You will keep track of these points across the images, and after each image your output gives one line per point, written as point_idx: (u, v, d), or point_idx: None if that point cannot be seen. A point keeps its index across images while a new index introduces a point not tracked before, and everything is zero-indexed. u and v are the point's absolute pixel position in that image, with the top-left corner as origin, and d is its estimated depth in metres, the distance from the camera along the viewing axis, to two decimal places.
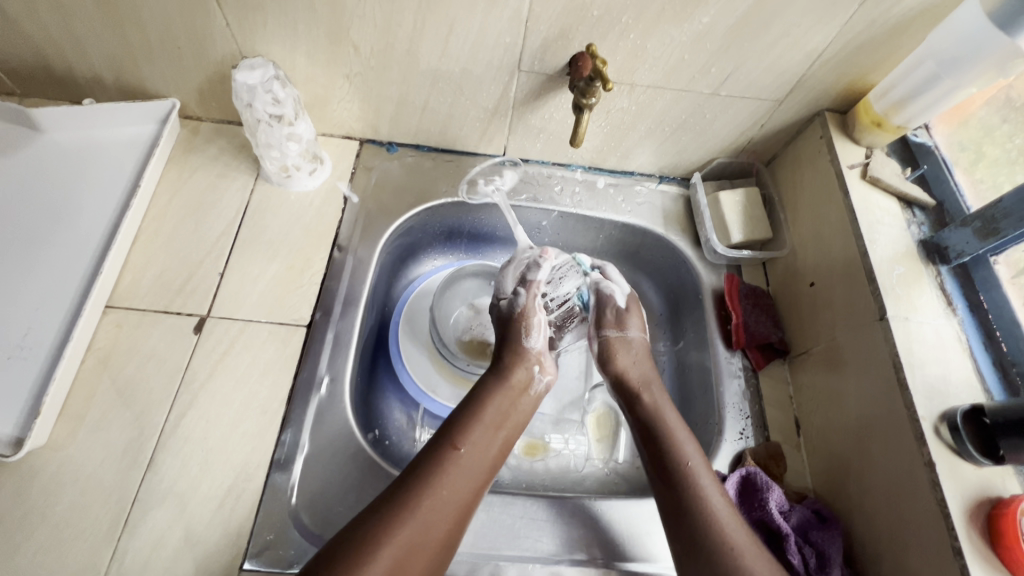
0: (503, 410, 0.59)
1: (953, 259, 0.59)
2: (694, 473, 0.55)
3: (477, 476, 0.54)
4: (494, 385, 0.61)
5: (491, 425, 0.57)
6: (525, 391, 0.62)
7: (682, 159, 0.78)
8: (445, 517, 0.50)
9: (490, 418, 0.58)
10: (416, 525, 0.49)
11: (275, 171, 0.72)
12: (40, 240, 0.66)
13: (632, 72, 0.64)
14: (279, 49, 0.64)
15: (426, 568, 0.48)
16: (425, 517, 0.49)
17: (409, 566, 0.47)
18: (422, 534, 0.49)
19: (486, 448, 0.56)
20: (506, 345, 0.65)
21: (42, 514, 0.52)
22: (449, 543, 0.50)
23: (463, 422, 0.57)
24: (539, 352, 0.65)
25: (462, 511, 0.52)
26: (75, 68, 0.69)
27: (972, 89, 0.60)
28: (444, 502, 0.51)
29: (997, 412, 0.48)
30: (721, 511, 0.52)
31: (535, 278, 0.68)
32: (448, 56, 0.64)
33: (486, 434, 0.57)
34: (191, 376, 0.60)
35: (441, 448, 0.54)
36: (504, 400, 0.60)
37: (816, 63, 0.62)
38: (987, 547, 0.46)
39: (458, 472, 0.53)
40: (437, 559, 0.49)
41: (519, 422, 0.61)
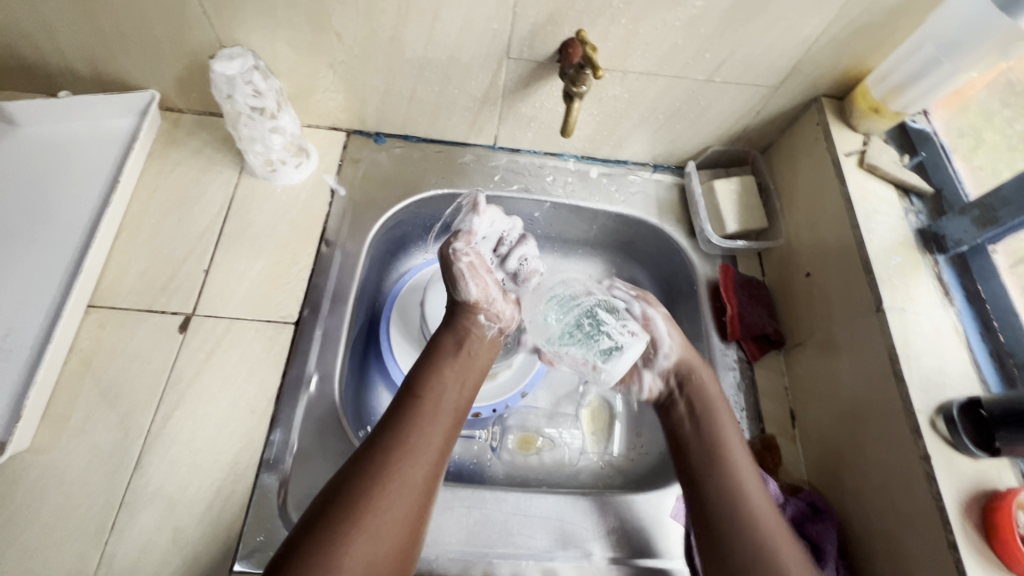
0: (459, 361, 0.59)
1: (952, 248, 0.58)
2: (729, 453, 0.57)
3: (445, 422, 0.54)
4: (448, 336, 0.61)
5: (450, 375, 0.57)
6: (478, 340, 0.62)
7: (676, 147, 0.76)
8: (422, 464, 0.50)
9: (448, 369, 0.58)
10: (395, 476, 0.48)
11: (260, 165, 0.70)
12: (18, 239, 0.64)
13: (625, 58, 0.62)
14: (259, 37, 0.62)
15: (412, 517, 0.48)
16: (397, 474, 0.49)
17: (394, 517, 0.47)
18: (398, 488, 0.48)
19: (446, 399, 0.56)
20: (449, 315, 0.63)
21: (27, 518, 0.52)
22: (429, 493, 0.50)
23: (422, 377, 0.57)
24: (479, 302, 0.63)
25: (433, 461, 0.51)
26: (49, 60, 0.67)
27: (973, 73, 0.58)
28: (417, 450, 0.51)
29: (994, 404, 0.47)
30: (748, 482, 0.55)
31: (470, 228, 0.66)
32: (435, 43, 0.62)
33: (447, 383, 0.57)
34: (177, 376, 0.59)
35: (402, 403, 0.54)
36: (460, 350, 0.60)
37: (813, 47, 0.61)
38: (981, 539, 0.46)
39: (426, 421, 0.53)
40: (421, 506, 0.49)
41: (477, 367, 0.61)
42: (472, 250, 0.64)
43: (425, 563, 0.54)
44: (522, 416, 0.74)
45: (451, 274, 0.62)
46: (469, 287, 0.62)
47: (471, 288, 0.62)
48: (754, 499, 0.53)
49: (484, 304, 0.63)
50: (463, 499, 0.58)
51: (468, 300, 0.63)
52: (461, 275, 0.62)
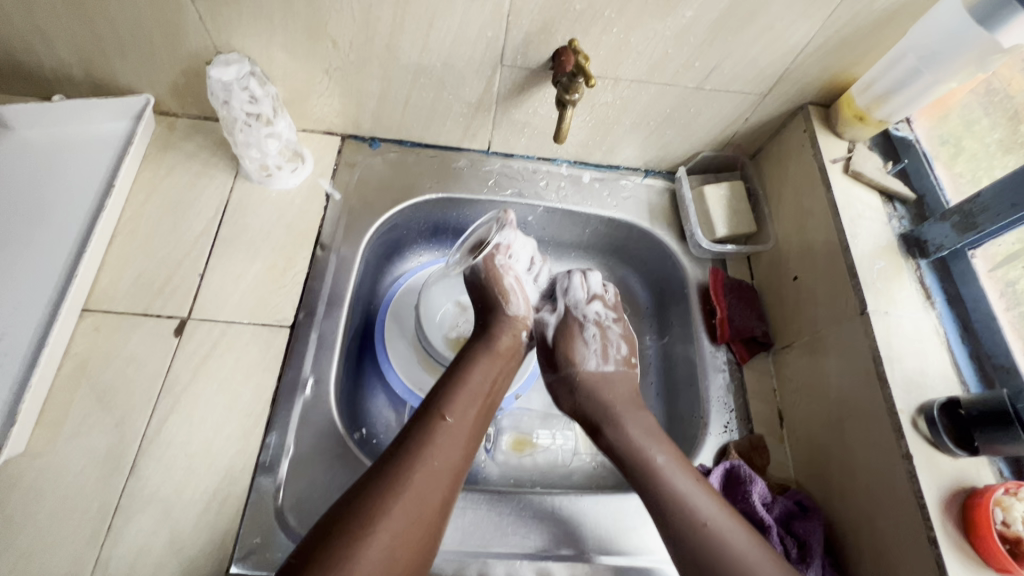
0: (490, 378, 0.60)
1: (933, 253, 0.59)
2: (658, 469, 0.56)
3: (468, 438, 0.55)
4: (481, 351, 0.62)
5: (478, 392, 0.58)
6: (511, 357, 0.63)
7: (667, 153, 0.78)
8: (442, 482, 0.51)
9: (477, 385, 0.59)
10: (413, 493, 0.49)
11: (255, 170, 0.71)
12: (12, 242, 0.64)
13: (616, 66, 0.63)
14: (255, 44, 0.63)
15: (425, 537, 0.49)
16: (421, 488, 0.50)
17: (407, 535, 0.48)
18: (419, 501, 0.49)
19: (474, 416, 0.57)
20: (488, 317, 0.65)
21: (22, 522, 0.52)
22: (447, 508, 0.51)
23: (450, 392, 0.57)
24: (523, 317, 0.67)
25: (455, 477, 0.53)
26: (44, 64, 0.67)
27: (953, 84, 0.60)
28: (437, 469, 0.51)
29: (972, 404, 0.49)
30: (688, 495, 0.54)
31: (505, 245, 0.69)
32: (429, 51, 0.63)
33: (475, 403, 0.57)
34: (172, 379, 0.60)
35: (427, 418, 0.55)
36: (490, 367, 0.61)
37: (799, 57, 0.62)
38: (962, 536, 0.47)
39: (448, 439, 0.54)
40: (437, 521, 0.50)
41: (505, 382, 0.62)
42: (511, 264, 0.69)
43: None
44: (516, 417, 0.75)
45: (500, 289, 0.66)
46: (516, 302, 0.66)
47: (516, 302, 0.66)
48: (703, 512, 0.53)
49: (527, 320, 0.67)
50: (459, 500, 0.59)
51: (515, 314, 0.66)
52: (509, 290, 0.66)
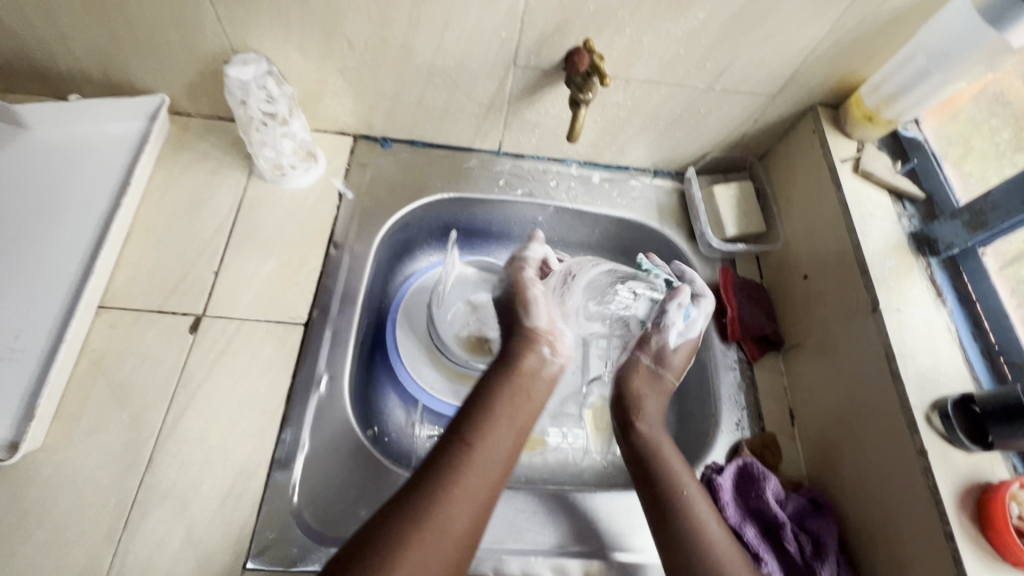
0: (512, 400, 0.57)
1: (942, 252, 0.60)
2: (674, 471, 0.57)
3: (496, 468, 0.53)
4: (506, 375, 0.59)
5: (504, 418, 0.56)
6: (536, 376, 0.60)
7: (677, 153, 0.78)
8: (467, 513, 0.49)
9: (503, 412, 0.56)
10: (436, 523, 0.47)
11: (269, 169, 0.72)
12: (29, 240, 0.64)
13: (628, 66, 0.64)
14: (271, 44, 0.64)
15: (449, 568, 0.47)
16: (446, 520, 0.48)
17: (431, 570, 0.46)
18: (443, 533, 0.47)
19: (501, 442, 0.54)
20: (512, 336, 0.63)
21: (39, 517, 0.52)
22: (472, 541, 0.49)
23: (475, 418, 0.55)
24: (546, 331, 0.63)
25: (482, 508, 0.50)
26: (61, 64, 0.67)
27: (961, 84, 0.61)
28: (463, 502, 0.49)
29: (986, 400, 0.50)
30: (693, 495, 0.55)
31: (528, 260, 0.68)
32: (443, 51, 0.64)
33: (501, 428, 0.55)
34: (188, 376, 0.60)
35: (453, 446, 0.53)
36: (514, 390, 0.58)
37: (809, 58, 0.63)
38: (978, 530, 0.47)
39: (476, 470, 0.51)
40: (462, 554, 0.48)
41: (535, 407, 0.59)
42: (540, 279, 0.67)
43: None
44: None
45: (522, 304, 0.64)
46: (538, 313, 0.63)
47: (540, 314, 0.63)
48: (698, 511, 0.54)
49: (548, 336, 0.63)
50: None
51: (537, 327, 0.63)
52: (533, 300, 0.64)
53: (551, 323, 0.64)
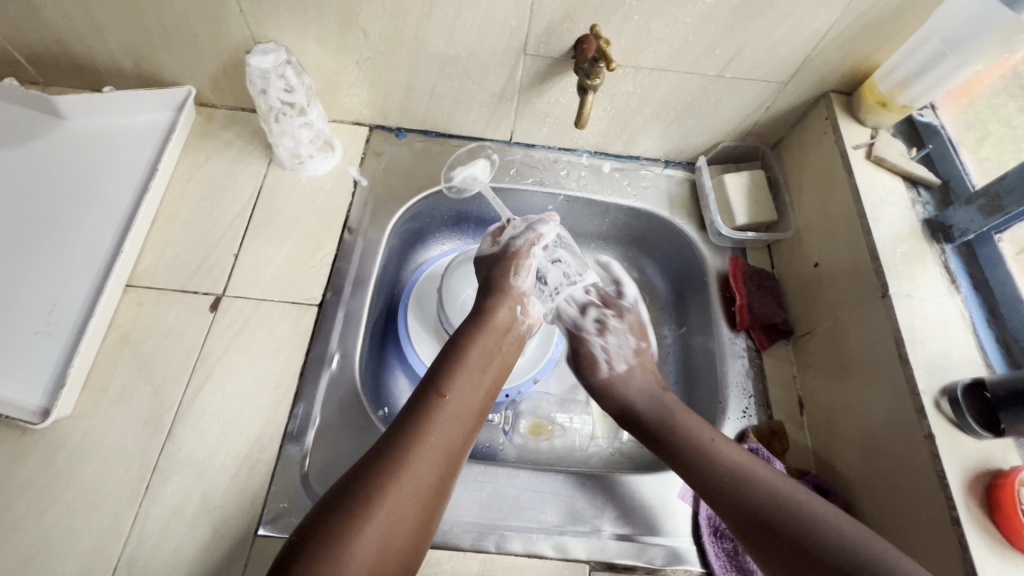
0: (486, 352, 0.60)
1: (959, 238, 0.59)
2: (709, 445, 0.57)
3: (465, 419, 0.55)
4: (475, 330, 0.61)
5: (475, 369, 0.58)
6: (503, 334, 0.62)
7: (687, 143, 0.79)
8: (436, 460, 0.50)
9: (474, 363, 0.58)
10: (411, 465, 0.49)
11: (288, 158, 0.74)
12: (64, 221, 0.68)
13: (637, 54, 0.65)
14: (291, 36, 0.66)
15: (423, 511, 0.48)
16: (419, 461, 0.49)
17: (407, 511, 0.47)
18: (417, 475, 0.49)
19: (471, 393, 0.57)
20: (490, 289, 0.66)
21: (67, 479, 0.55)
22: (445, 486, 0.51)
23: (449, 368, 0.57)
24: (523, 292, 0.67)
25: (454, 453, 0.52)
26: (96, 57, 0.71)
27: (978, 67, 0.60)
28: (434, 446, 0.51)
29: (998, 385, 0.48)
30: (720, 446, 0.57)
31: (541, 232, 0.70)
32: (455, 41, 0.65)
33: (472, 378, 0.57)
34: (207, 352, 0.63)
35: (424, 399, 0.54)
36: (485, 345, 0.60)
37: (821, 44, 0.63)
38: (985, 516, 0.46)
39: (444, 419, 0.53)
40: (434, 500, 0.49)
41: (501, 365, 0.61)
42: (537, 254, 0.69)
43: (438, 534, 0.56)
44: (535, 402, 0.76)
45: (517, 262, 0.68)
46: (525, 275, 0.67)
47: (525, 276, 0.67)
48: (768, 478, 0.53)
49: (524, 296, 0.67)
50: (478, 474, 0.60)
51: (518, 287, 0.67)
52: (524, 264, 0.67)
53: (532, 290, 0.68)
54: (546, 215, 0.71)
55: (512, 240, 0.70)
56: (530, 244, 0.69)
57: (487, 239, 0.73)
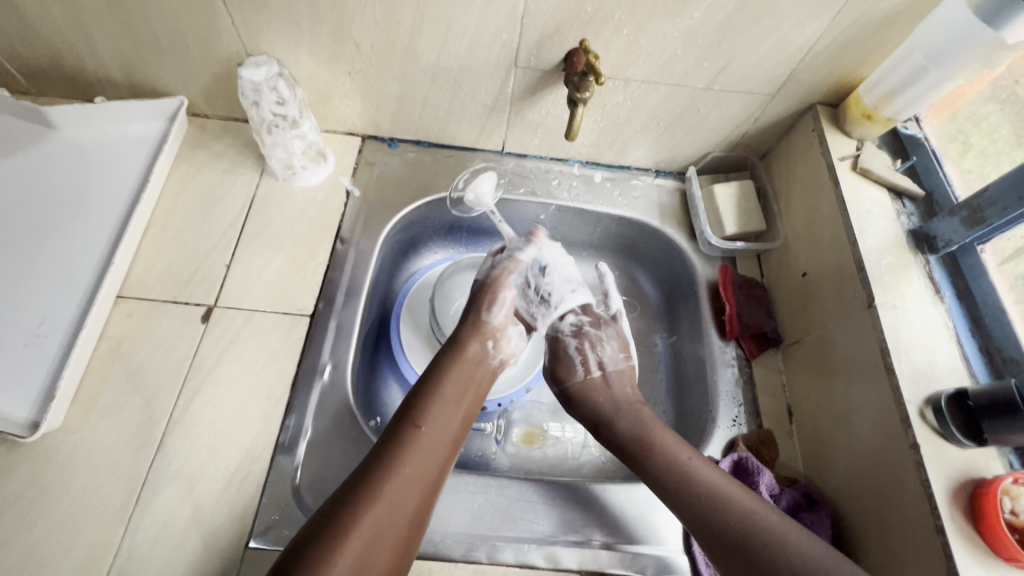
0: (460, 384, 0.60)
1: (941, 248, 0.60)
2: (694, 470, 0.55)
3: (441, 450, 0.55)
4: (449, 364, 0.62)
5: (450, 402, 0.58)
6: (479, 369, 0.63)
7: (677, 153, 0.79)
8: (413, 491, 0.51)
9: (448, 396, 0.59)
10: (386, 499, 0.49)
11: (280, 169, 0.74)
12: (54, 232, 0.68)
13: (626, 67, 0.66)
14: (283, 47, 0.66)
15: (400, 544, 0.48)
16: (394, 494, 0.50)
17: (383, 543, 0.47)
18: (393, 507, 0.49)
19: (446, 423, 0.57)
20: (465, 320, 0.67)
21: (57, 493, 0.55)
22: (421, 517, 0.51)
23: (423, 401, 0.58)
24: (497, 327, 0.67)
25: (431, 483, 0.53)
26: (88, 68, 0.71)
27: (960, 81, 0.61)
28: (410, 477, 0.51)
29: (980, 395, 0.49)
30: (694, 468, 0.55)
31: (520, 258, 0.71)
32: (447, 53, 0.66)
33: (447, 410, 0.58)
34: (198, 363, 0.63)
35: (399, 430, 0.55)
36: (460, 378, 0.61)
37: (807, 57, 0.64)
38: (969, 525, 0.47)
39: (419, 452, 0.53)
40: (410, 532, 0.49)
41: (477, 396, 0.61)
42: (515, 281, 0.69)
43: (430, 545, 0.56)
44: (527, 410, 0.76)
45: (490, 293, 0.67)
46: (498, 310, 0.67)
47: (498, 311, 0.67)
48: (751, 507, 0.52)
49: (498, 332, 0.66)
50: (469, 485, 0.61)
51: (490, 322, 0.66)
52: (498, 298, 0.67)
53: (507, 324, 0.68)
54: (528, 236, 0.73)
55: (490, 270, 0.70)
56: (508, 271, 0.70)
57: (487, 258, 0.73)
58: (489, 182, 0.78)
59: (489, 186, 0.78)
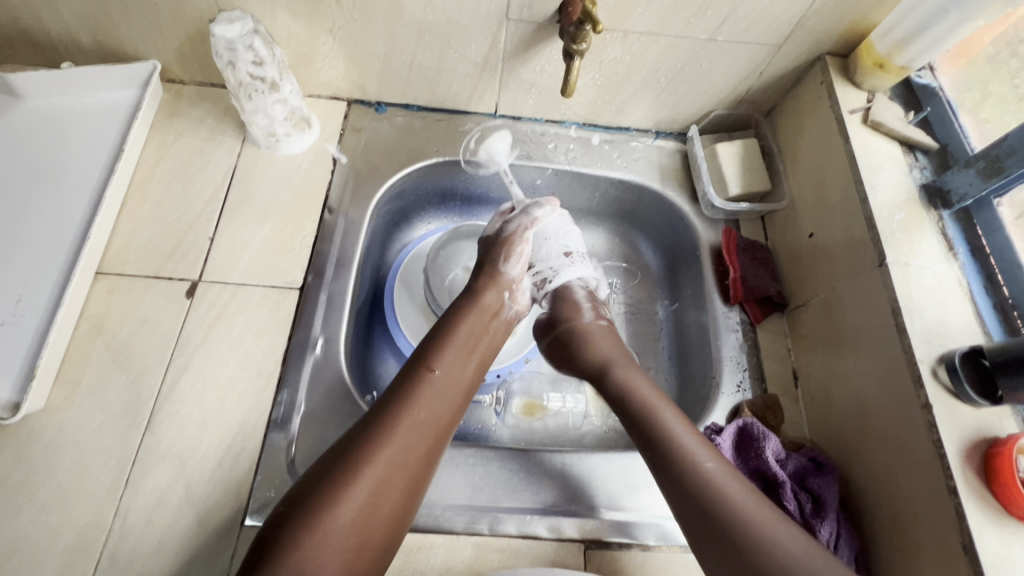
0: (474, 329, 0.59)
1: (957, 203, 0.58)
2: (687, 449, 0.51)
3: (453, 396, 0.53)
4: (464, 308, 0.60)
5: (462, 346, 0.56)
6: (496, 315, 0.61)
7: (679, 112, 0.76)
8: (424, 435, 0.49)
9: (461, 340, 0.57)
10: (398, 439, 0.48)
11: (263, 136, 0.71)
12: (25, 208, 0.65)
13: (625, 17, 0.62)
14: (259, 3, 0.62)
15: (410, 485, 0.47)
16: (406, 434, 0.48)
17: (393, 483, 0.46)
18: (405, 447, 0.48)
19: (459, 369, 0.55)
20: (482, 269, 0.65)
21: (43, 475, 0.53)
22: (432, 461, 0.50)
23: (437, 344, 0.56)
24: (512, 279, 0.65)
25: (442, 429, 0.51)
26: (51, 31, 0.67)
27: (980, 24, 0.57)
28: (422, 420, 0.50)
29: (997, 352, 0.47)
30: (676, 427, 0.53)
31: (535, 215, 0.67)
32: (433, 6, 0.62)
33: (460, 355, 0.56)
34: (185, 340, 0.60)
35: (412, 373, 0.53)
36: (475, 323, 0.59)
37: (816, 3, 0.60)
38: (982, 484, 0.46)
39: (432, 395, 0.52)
40: (421, 473, 0.48)
41: (490, 344, 0.60)
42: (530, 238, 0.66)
43: (430, 519, 0.55)
44: (527, 381, 0.75)
45: (507, 246, 0.65)
46: (515, 263, 0.65)
47: (516, 262, 0.65)
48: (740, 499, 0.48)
49: (514, 283, 0.65)
50: (468, 457, 0.59)
51: (507, 274, 0.64)
52: (515, 251, 0.65)
53: (521, 279, 0.66)
54: (545, 198, 0.68)
55: (509, 222, 0.67)
56: (524, 228, 0.66)
57: (496, 217, 0.70)
58: (501, 142, 0.77)
59: (503, 145, 0.77)
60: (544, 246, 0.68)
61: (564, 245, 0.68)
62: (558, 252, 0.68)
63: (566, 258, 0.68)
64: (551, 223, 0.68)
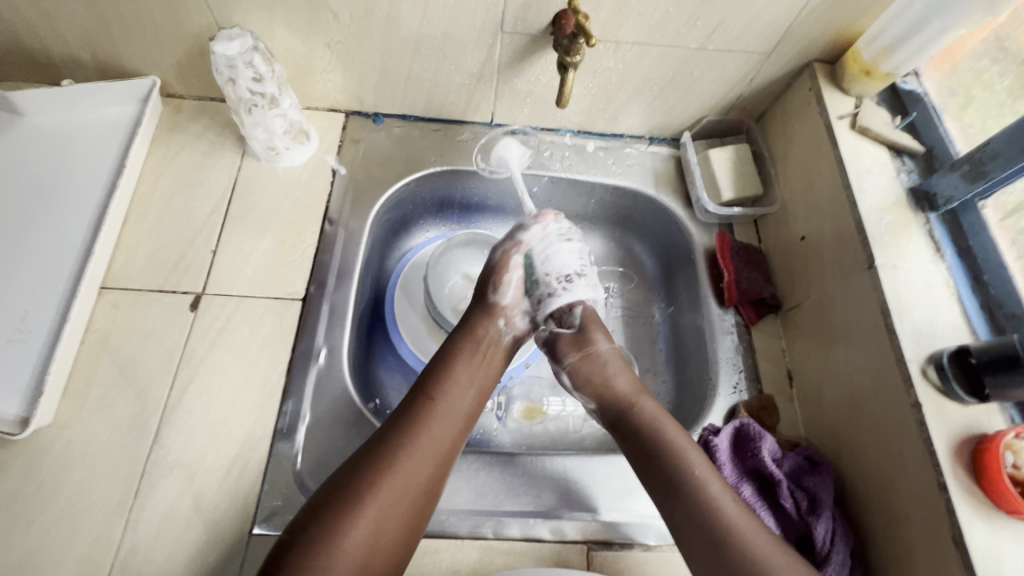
0: (473, 357, 0.59)
1: (942, 205, 0.59)
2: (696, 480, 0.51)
3: (454, 425, 0.54)
4: (463, 337, 0.61)
5: (463, 374, 0.57)
6: (495, 344, 0.62)
7: (672, 118, 0.77)
8: (424, 465, 0.50)
9: (462, 368, 0.58)
10: (399, 470, 0.49)
11: (262, 150, 0.72)
12: (28, 224, 0.66)
13: (618, 29, 0.63)
14: (257, 19, 0.63)
15: (410, 515, 0.48)
16: (407, 465, 0.49)
17: (394, 513, 0.47)
18: (406, 478, 0.49)
19: (460, 397, 0.56)
20: (475, 302, 0.65)
21: (53, 489, 0.54)
22: (433, 490, 0.50)
23: (437, 373, 0.57)
24: (506, 306, 0.64)
25: (443, 457, 0.52)
26: (51, 49, 0.68)
27: (962, 31, 0.59)
28: (422, 449, 0.51)
29: (982, 351, 0.49)
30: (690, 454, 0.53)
31: (524, 238, 0.66)
32: (429, 20, 0.63)
33: (460, 383, 0.57)
34: (190, 352, 0.61)
35: (414, 402, 0.54)
36: (474, 351, 0.60)
37: (803, 12, 0.61)
38: (971, 480, 0.47)
39: (434, 424, 0.53)
40: (422, 502, 0.49)
41: (491, 372, 0.60)
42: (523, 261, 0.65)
43: (435, 524, 0.56)
44: (527, 386, 0.76)
45: (498, 274, 0.64)
46: (506, 291, 0.64)
47: (507, 291, 0.64)
48: (739, 530, 0.48)
49: (507, 309, 0.64)
50: (471, 463, 0.60)
51: (501, 302, 0.64)
52: (505, 279, 0.64)
53: (516, 303, 0.64)
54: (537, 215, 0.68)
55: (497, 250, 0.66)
56: (511, 252, 0.65)
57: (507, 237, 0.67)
58: (513, 147, 0.77)
59: (514, 150, 0.77)
60: (544, 265, 0.64)
61: (571, 260, 0.64)
62: (560, 270, 0.63)
63: (563, 278, 0.63)
64: (546, 236, 0.66)
